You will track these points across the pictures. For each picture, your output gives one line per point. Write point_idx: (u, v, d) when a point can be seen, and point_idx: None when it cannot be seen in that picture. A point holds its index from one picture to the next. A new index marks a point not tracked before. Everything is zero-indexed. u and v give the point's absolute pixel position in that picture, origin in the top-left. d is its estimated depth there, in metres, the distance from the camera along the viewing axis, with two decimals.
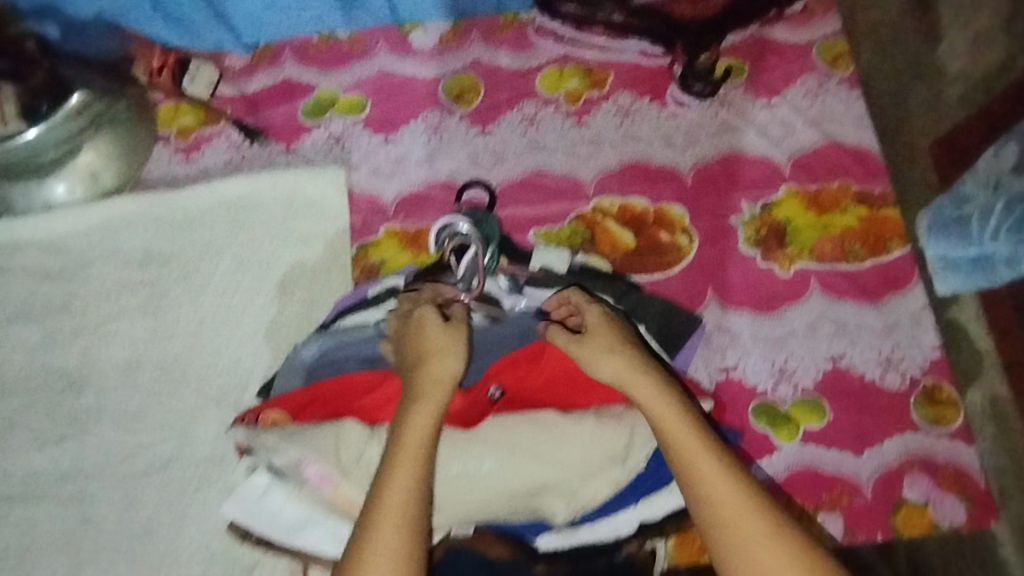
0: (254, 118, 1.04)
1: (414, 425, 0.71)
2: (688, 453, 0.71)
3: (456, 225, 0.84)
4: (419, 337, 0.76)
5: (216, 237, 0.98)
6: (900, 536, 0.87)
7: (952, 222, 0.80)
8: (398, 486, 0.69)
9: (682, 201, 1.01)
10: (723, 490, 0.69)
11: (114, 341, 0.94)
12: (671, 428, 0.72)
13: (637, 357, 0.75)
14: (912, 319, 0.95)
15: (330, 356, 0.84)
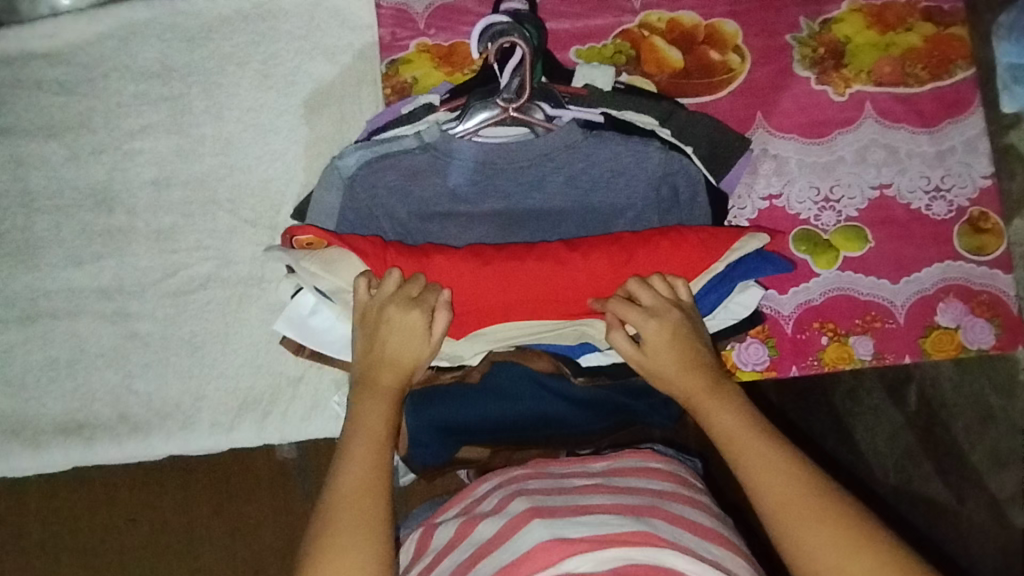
0: None
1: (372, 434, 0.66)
2: (744, 454, 0.62)
3: (496, 27, 0.78)
4: (388, 333, 0.71)
5: (236, 50, 0.92)
6: (927, 358, 0.89)
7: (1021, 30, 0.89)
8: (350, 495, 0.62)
9: (735, 16, 0.93)
10: (789, 493, 0.58)
11: (140, 158, 0.91)
12: (724, 430, 0.65)
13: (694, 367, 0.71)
14: (966, 145, 0.91)
15: (370, 168, 0.81)
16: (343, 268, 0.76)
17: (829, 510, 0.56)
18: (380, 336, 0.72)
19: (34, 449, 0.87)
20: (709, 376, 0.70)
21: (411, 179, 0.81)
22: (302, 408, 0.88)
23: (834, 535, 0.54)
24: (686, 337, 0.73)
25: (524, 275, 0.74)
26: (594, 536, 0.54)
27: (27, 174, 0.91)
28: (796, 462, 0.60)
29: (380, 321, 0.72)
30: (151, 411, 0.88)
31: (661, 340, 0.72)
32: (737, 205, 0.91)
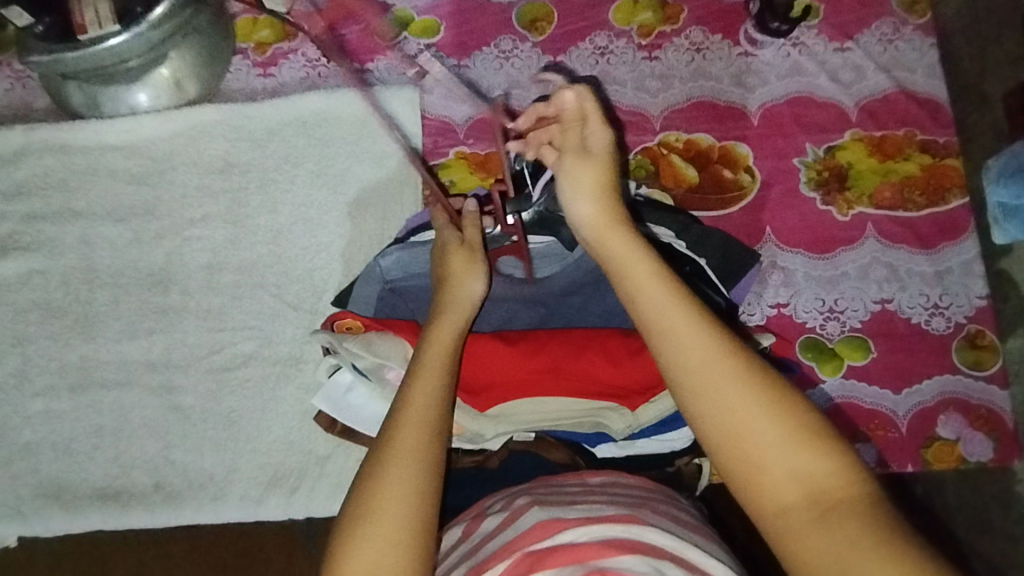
0: (330, 35, 1.07)
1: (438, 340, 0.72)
2: (660, 309, 0.63)
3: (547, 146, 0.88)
4: (448, 257, 0.79)
5: (293, 151, 1.02)
6: (929, 467, 0.92)
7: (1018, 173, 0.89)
8: (421, 391, 0.67)
9: (747, 140, 1.03)
10: (697, 351, 0.61)
11: (198, 244, 0.99)
12: (638, 280, 0.65)
13: (612, 203, 0.70)
14: (963, 267, 0.98)
15: (407, 265, 0.87)
16: (380, 346, 0.80)
17: (739, 368, 0.60)
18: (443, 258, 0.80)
19: (70, 513, 0.91)
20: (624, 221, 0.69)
21: None
22: (327, 488, 0.91)
23: (741, 398, 0.59)
24: (612, 176, 0.71)
25: (546, 356, 0.79)
26: (586, 516, 0.62)
27: (93, 253, 0.99)
28: (710, 320, 0.63)
29: (440, 253, 0.80)
30: (185, 482, 0.92)
31: (579, 174, 0.71)
32: (748, 311, 0.98)
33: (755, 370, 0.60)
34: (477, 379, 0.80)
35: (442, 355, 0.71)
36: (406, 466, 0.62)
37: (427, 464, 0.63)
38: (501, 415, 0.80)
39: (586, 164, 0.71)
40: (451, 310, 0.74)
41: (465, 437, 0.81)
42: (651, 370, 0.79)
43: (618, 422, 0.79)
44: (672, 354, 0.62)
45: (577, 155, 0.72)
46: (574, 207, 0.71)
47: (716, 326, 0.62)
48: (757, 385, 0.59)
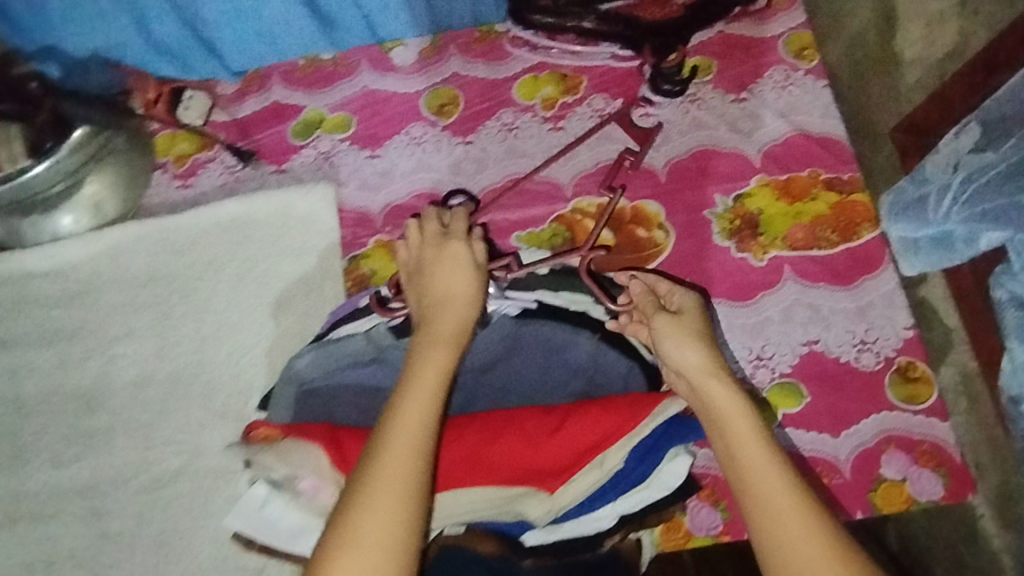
0: (246, 141, 1.09)
1: (426, 369, 0.75)
2: (761, 468, 0.69)
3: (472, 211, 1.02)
4: (433, 286, 0.83)
5: (214, 258, 1.03)
6: (880, 512, 0.90)
7: (913, 212, 0.81)
8: (407, 424, 0.70)
9: (657, 197, 1.04)
10: (793, 518, 0.66)
11: (123, 361, 0.99)
12: (737, 436, 0.72)
13: (715, 356, 0.77)
14: (885, 299, 0.98)
15: (323, 364, 0.88)
16: (293, 454, 0.79)
17: (818, 527, 0.66)
18: (438, 274, 0.84)
19: None
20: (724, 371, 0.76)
21: (367, 381, 0.86)
22: None
23: (815, 552, 0.64)
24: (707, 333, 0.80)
25: (463, 446, 0.78)
26: None
27: (20, 383, 0.99)
28: (797, 482, 0.69)
29: (441, 264, 0.84)
30: None
31: (671, 328, 0.79)
32: None
33: (831, 530, 0.66)
34: None
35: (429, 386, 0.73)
36: (390, 490, 0.67)
37: (408, 490, 0.67)
38: None
39: (681, 325, 0.80)
40: (444, 337, 0.78)
41: None
42: (567, 449, 0.78)
43: (538, 509, 0.78)
44: (759, 498, 0.68)
45: (671, 317, 0.80)
46: (676, 356, 0.78)
47: (799, 483, 0.68)
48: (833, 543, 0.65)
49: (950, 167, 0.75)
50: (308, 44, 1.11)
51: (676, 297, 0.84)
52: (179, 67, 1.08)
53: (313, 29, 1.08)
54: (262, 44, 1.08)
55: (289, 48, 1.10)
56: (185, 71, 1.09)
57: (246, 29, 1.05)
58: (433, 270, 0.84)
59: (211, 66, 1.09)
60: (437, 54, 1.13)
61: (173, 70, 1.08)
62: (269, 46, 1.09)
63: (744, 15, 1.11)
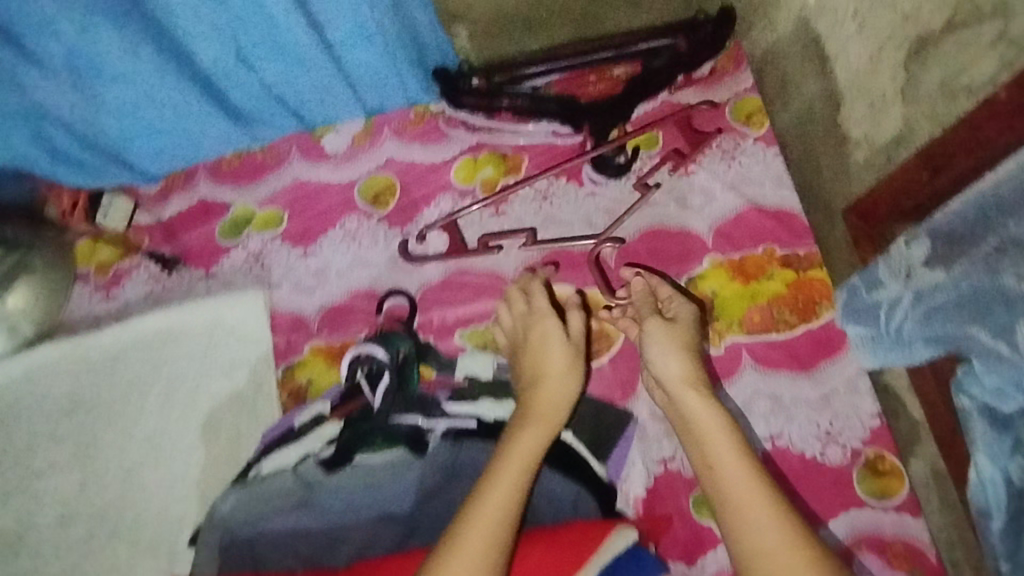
0: (171, 245, 1.03)
1: (526, 439, 0.81)
2: (733, 471, 0.78)
3: (428, 279, 1.00)
4: (545, 359, 0.87)
5: (140, 377, 0.97)
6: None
7: (869, 313, 0.73)
8: (502, 492, 0.76)
9: (606, 284, 0.99)
10: (767, 516, 0.75)
11: (45, 498, 0.93)
12: (719, 451, 0.80)
13: (695, 366, 0.86)
14: (848, 385, 0.92)
15: (247, 509, 0.86)
16: None
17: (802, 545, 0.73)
18: (540, 350, 0.88)
19: None
20: (701, 382, 0.85)
21: (292, 527, 0.84)
22: None
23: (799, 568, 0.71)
24: (693, 344, 0.88)
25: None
26: None
27: None
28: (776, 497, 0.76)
29: (537, 339, 0.88)
30: None
31: (662, 335, 0.88)
32: (632, 474, 0.90)
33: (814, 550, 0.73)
34: None
35: (525, 455, 0.79)
36: (483, 536, 0.72)
37: (493, 553, 0.72)
38: None
39: (672, 335, 0.88)
40: (540, 415, 0.83)
41: None
42: None
43: None
44: (741, 514, 0.76)
45: (668, 324, 0.89)
46: (663, 367, 0.86)
47: (784, 508, 0.75)
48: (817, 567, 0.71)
49: (902, 275, 0.70)
50: (227, 137, 1.02)
51: (674, 305, 0.92)
52: (85, 175, 1.00)
53: (230, 124, 0.99)
54: (172, 143, 0.99)
55: (206, 145, 1.02)
56: (93, 176, 1.01)
57: (148, 129, 0.96)
58: (550, 342, 0.88)
59: (120, 172, 1.01)
60: (371, 138, 1.07)
61: (80, 177, 1.00)
62: (183, 144, 1.00)
63: (689, 82, 1.06)
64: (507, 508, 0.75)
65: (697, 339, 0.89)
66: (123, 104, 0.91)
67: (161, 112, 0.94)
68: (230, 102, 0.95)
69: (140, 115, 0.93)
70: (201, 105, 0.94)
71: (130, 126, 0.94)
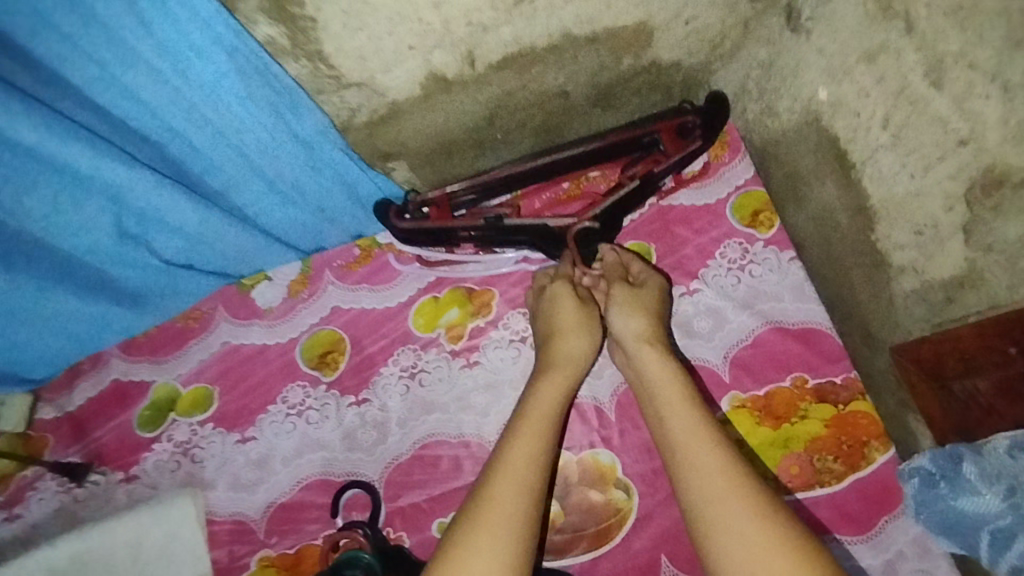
0: (81, 445, 0.86)
1: (547, 390, 0.73)
2: (692, 444, 0.67)
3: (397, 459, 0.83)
4: (557, 313, 0.79)
5: None
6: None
7: (966, 530, 0.63)
8: (518, 455, 0.67)
9: (607, 442, 0.82)
10: (725, 478, 0.64)
11: None
12: (667, 407, 0.70)
13: (652, 324, 0.77)
14: (916, 547, 0.75)
15: None
16: None
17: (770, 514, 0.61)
18: (555, 312, 0.79)
19: None
20: (663, 343, 0.76)
21: None
22: None
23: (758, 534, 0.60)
24: (657, 307, 0.79)
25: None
26: None
27: None
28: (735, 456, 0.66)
29: (550, 301, 0.80)
30: None
31: (624, 295, 0.79)
32: None
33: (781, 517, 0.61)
34: None
35: (544, 414, 0.71)
36: (500, 517, 0.63)
37: (519, 532, 0.62)
38: None
39: (631, 293, 0.79)
40: (560, 368, 0.75)
41: None
42: None
43: None
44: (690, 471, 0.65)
45: (626, 284, 0.80)
46: (619, 323, 0.78)
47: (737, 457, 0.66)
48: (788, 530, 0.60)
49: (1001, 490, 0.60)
50: (127, 319, 0.87)
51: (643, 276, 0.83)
52: None
53: (120, 304, 0.85)
54: (61, 342, 0.86)
55: (105, 332, 0.88)
56: None
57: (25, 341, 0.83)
58: (561, 302, 0.79)
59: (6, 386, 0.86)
60: (311, 285, 0.91)
61: None
62: (75, 339, 0.86)
63: (681, 182, 0.90)
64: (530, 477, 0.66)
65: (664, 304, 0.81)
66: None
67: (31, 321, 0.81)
68: (126, 283, 0.83)
69: (23, 325, 0.81)
70: (90, 295, 0.82)
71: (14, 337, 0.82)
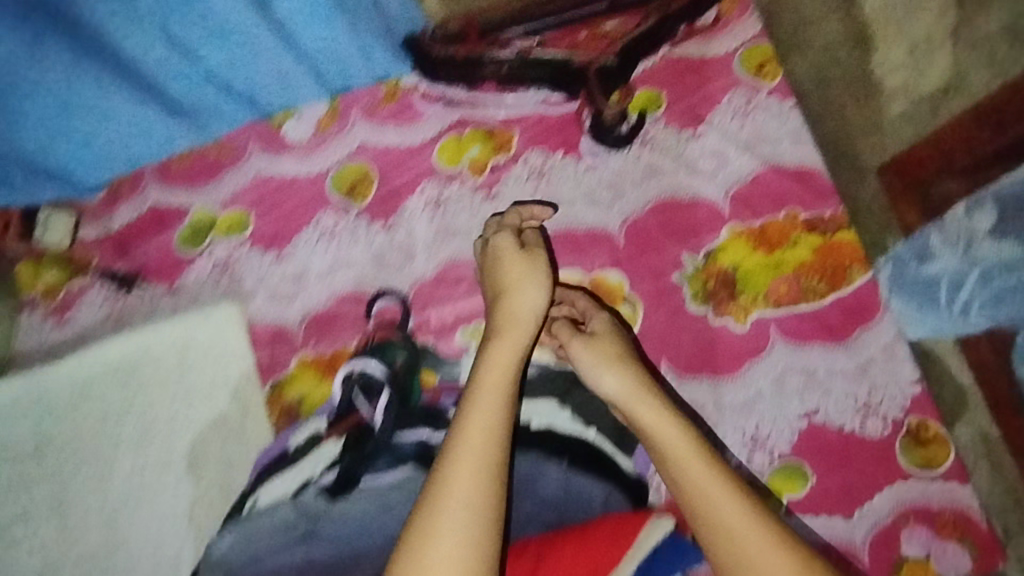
0: (125, 260, 0.92)
1: (499, 354, 0.71)
2: (684, 459, 0.69)
3: (422, 275, 0.91)
4: (500, 267, 0.77)
5: (110, 409, 0.87)
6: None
7: (928, 290, 0.80)
8: (474, 420, 0.67)
9: (618, 265, 0.91)
10: (716, 489, 0.68)
11: (22, 549, 0.85)
12: (653, 425, 0.71)
13: (631, 366, 0.75)
14: (885, 353, 0.87)
15: (250, 550, 0.79)
16: None
17: (758, 517, 0.67)
18: (500, 281, 0.76)
19: None
20: (651, 386, 0.74)
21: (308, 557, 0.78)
22: None
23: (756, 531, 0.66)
24: (626, 347, 0.77)
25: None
26: None
27: None
28: (721, 463, 0.70)
29: (492, 260, 0.78)
30: None
31: (590, 358, 0.75)
32: None
33: (762, 511, 0.67)
34: None
35: (500, 380, 0.69)
36: (461, 504, 0.63)
37: (478, 502, 0.63)
38: None
39: (597, 343, 0.77)
40: (506, 331, 0.73)
41: None
42: None
43: None
44: (685, 486, 0.69)
45: (580, 335, 0.77)
46: (603, 386, 0.74)
47: (724, 467, 0.69)
48: (774, 530, 0.66)
49: (960, 246, 0.74)
50: (170, 134, 0.91)
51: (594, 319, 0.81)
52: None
53: (168, 118, 0.89)
54: (104, 150, 0.89)
55: (147, 147, 0.91)
56: (9, 192, 0.88)
57: (72, 142, 0.86)
58: (504, 256, 0.78)
59: (45, 188, 0.89)
60: (339, 121, 0.95)
61: None
62: (119, 148, 0.90)
63: (692, 33, 0.95)
64: (490, 432, 0.66)
65: (621, 333, 0.79)
66: (47, 112, 0.81)
67: (85, 121, 0.85)
68: (164, 93, 0.86)
69: (68, 124, 0.84)
70: (135, 101, 0.85)
71: (56, 136, 0.84)
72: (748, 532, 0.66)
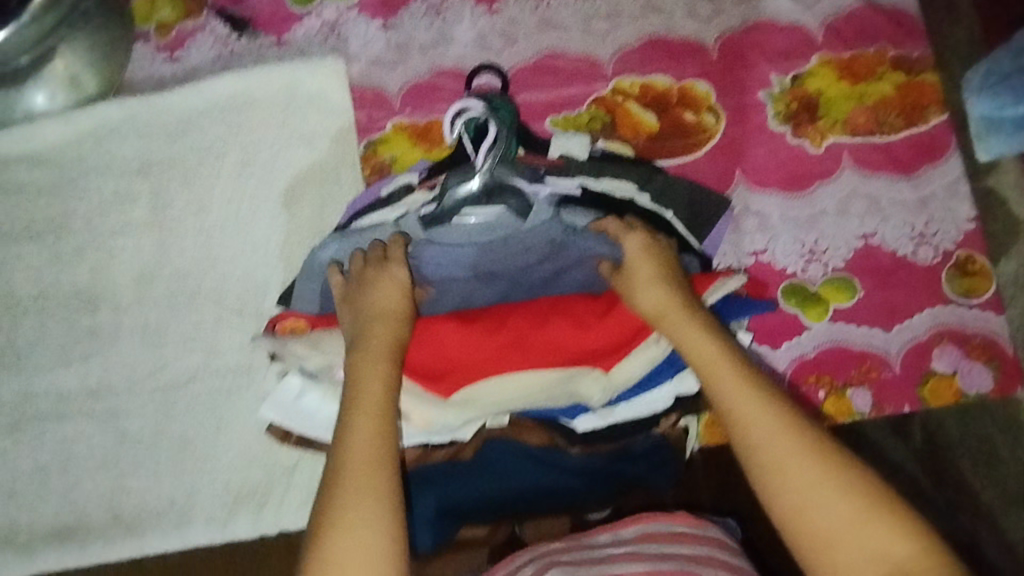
0: (238, 7, 0.95)
1: (366, 392, 0.67)
2: (712, 368, 0.67)
3: (521, 61, 0.95)
4: (375, 300, 0.73)
5: (214, 141, 0.93)
6: (831, 423, 0.89)
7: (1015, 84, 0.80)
8: (347, 474, 0.63)
9: (707, 76, 0.94)
10: (744, 400, 0.64)
11: (123, 257, 0.91)
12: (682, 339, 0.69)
13: (662, 283, 0.72)
14: (946, 189, 0.92)
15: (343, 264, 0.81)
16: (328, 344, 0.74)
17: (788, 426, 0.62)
18: (371, 314, 0.72)
19: (29, 555, 0.87)
20: (683, 304, 0.71)
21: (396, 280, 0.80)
22: (298, 496, 0.87)
23: (786, 439, 0.62)
24: (665, 266, 0.74)
25: (509, 330, 0.73)
26: None
27: (10, 279, 0.91)
28: (751, 373, 0.66)
29: (369, 290, 0.74)
30: (144, 510, 0.88)
31: (639, 271, 0.74)
32: (725, 261, 0.92)
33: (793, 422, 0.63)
34: (441, 364, 0.74)
35: (366, 427, 0.65)
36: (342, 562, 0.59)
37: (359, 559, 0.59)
38: (468, 400, 0.74)
39: (639, 255, 0.75)
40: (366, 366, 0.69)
41: (435, 430, 0.76)
42: (619, 331, 0.74)
43: (593, 389, 0.75)
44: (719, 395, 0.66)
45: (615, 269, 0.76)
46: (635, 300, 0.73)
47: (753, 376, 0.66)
48: (803, 443, 0.61)
49: None
50: None
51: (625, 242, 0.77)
52: None
53: None
54: None
55: None
56: None
57: None
58: (378, 290, 0.73)
59: None
60: None
61: None
62: None
63: None
64: (365, 484, 0.62)
65: (654, 249, 0.75)
66: None
67: None
68: None
69: None
70: None
71: None
72: (780, 443, 0.62)
